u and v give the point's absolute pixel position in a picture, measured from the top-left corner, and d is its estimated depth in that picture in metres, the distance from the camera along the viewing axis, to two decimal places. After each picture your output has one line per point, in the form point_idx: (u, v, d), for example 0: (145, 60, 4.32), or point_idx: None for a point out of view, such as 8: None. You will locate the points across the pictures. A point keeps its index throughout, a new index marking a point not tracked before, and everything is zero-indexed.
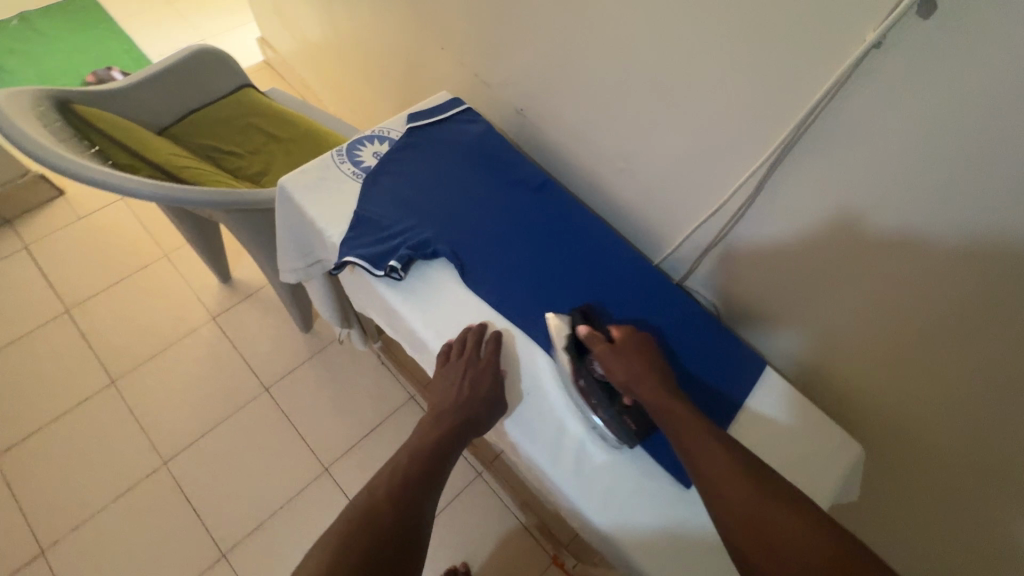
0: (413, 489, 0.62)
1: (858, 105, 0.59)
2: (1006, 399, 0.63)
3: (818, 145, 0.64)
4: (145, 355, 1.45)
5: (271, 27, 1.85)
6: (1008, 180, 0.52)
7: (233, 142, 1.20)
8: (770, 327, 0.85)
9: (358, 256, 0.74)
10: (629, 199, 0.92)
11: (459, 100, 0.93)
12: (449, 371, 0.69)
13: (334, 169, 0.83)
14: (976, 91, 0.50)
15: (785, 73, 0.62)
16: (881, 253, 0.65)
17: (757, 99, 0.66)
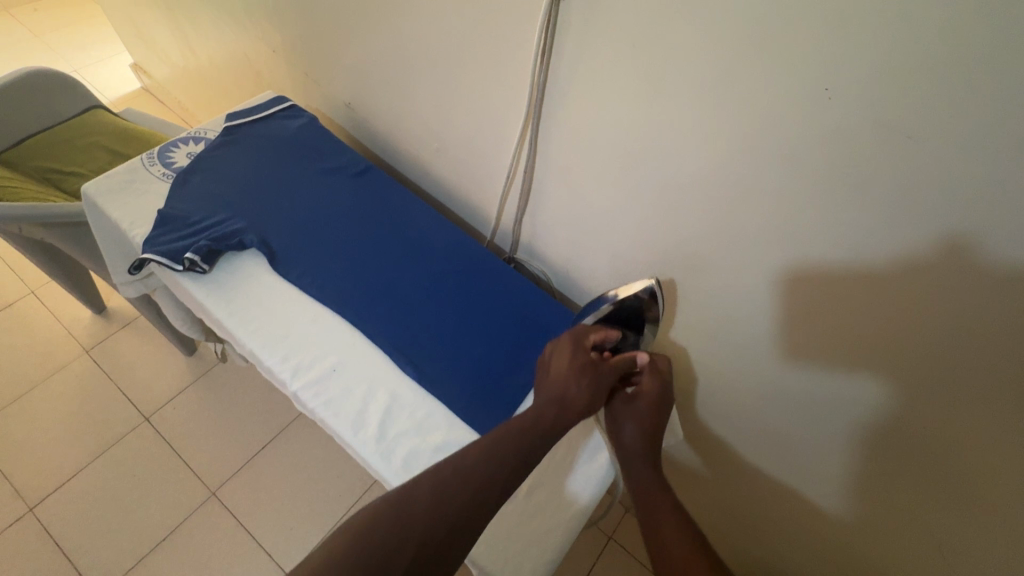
0: (462, 490, 0.51)
1: (578, 55, 0.63)
2: (887, 401, 0.63)
3: (561, 98, 0.69)
4: (8, 398, 1.36)
5: (140, 52, 1.82)
6: (693, 106, 0.57)
7: (75, 163, 1.18)
8: (592, 285, 0.89)
9: (156, 252, 0.73)
10: (456, 180, 0.95)
11: (281, 98, 0.95)
12: (564, 363, 0.63)
13: (143, 172, 0.82)
14: (644, 31, 0.56)
15: (521, 36, 0.67)
16: (641, 193, 0.70)
17: (511, 65, 0.71)
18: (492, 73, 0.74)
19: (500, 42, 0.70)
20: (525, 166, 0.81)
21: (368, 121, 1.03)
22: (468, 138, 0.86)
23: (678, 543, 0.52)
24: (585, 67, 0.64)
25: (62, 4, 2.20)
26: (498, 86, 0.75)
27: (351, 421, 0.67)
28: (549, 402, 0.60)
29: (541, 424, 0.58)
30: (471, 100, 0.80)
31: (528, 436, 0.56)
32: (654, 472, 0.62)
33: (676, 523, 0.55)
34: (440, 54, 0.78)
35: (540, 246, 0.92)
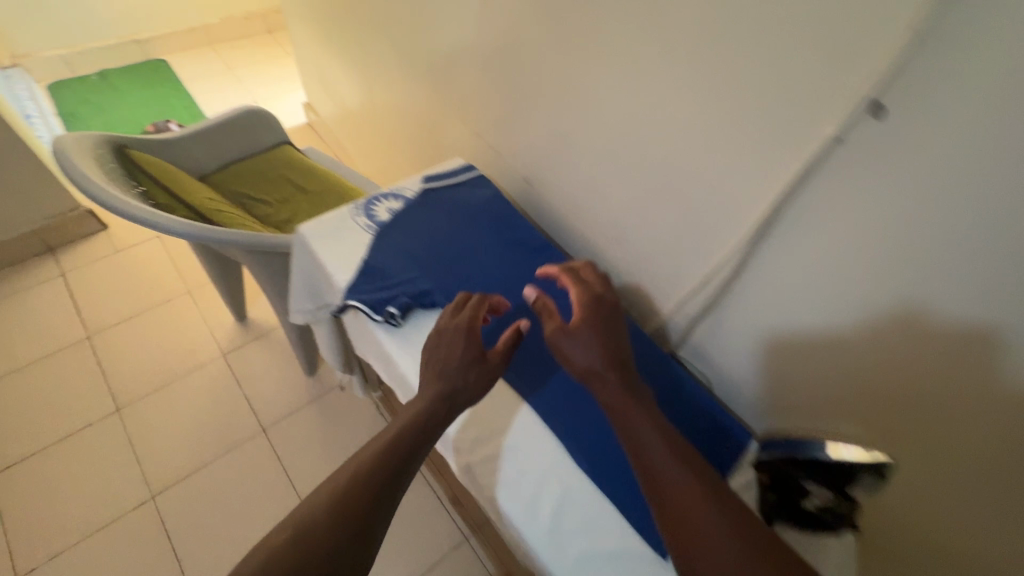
0: (364, 500, 0.53)
1: (807, 208, 0.60)
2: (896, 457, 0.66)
3: (791, 223, 0.62)
4: (153, 385, 1.49)
5: (315, 92, 2.05)
6: (985, 278, 0.48)
7: (265, 192, 1.32)
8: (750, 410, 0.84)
9: (360, 300, 0.79)
10: (625, 270, 0.92)
11: (471, 167, 1.02)
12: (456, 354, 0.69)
13: (350, 222, 0.90)
14: (944, 191, 0.48)
15: (765, 163, 0.61)
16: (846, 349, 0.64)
17: (715, 194, 0.69)
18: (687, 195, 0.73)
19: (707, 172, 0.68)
20: (720, 279, 0.75)
21: (541, 196, 1.05)
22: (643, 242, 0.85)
23: (653, 442, 0.54)
24: (811, 221, 0.60)
25: (255, 44, 2.55)
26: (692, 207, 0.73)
27: (524, 508, 0.66)
28: (441, 392, 0.66)
29: (430, 415, 0.64)
30: (657, 211, 0.79)
31: (419, 427, 0.62)
32: (624, 380, 0.61)
33: (673, 457, 0.53)
34: (636, 164, 0.79)
35: (708, 347, 0.84)
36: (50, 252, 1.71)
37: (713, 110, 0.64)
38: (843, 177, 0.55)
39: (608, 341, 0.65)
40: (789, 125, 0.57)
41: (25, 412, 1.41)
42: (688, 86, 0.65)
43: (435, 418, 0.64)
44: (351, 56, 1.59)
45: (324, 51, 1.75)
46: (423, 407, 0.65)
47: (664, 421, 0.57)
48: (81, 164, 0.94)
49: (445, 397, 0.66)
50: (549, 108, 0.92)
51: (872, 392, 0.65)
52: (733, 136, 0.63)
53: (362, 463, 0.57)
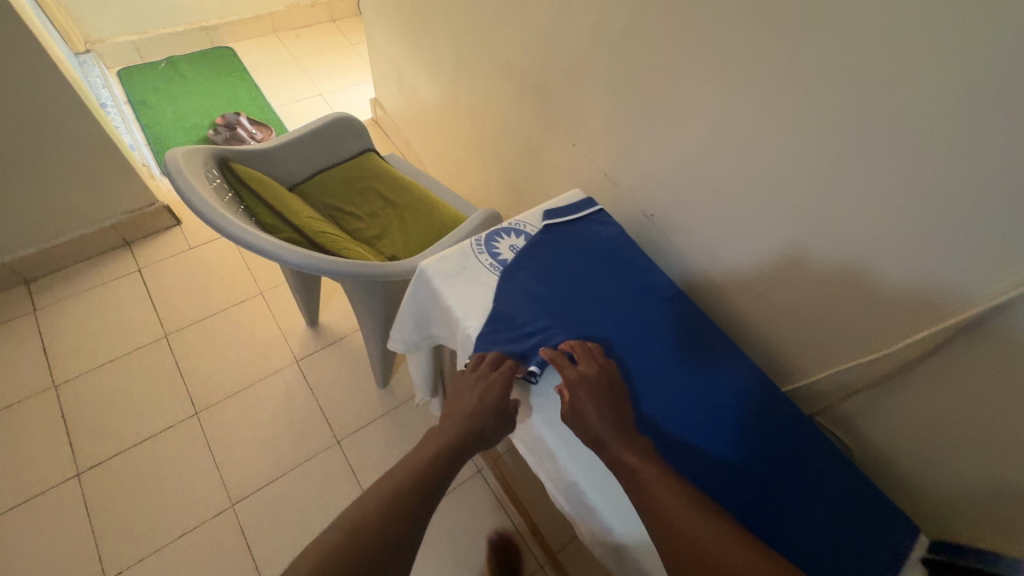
0: (401, 517, 0.64)
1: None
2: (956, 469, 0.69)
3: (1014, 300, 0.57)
4: (230, 390, 1.49)
5: (385, 90, 2.00)
6: None
7: (354, 205, 1.29)
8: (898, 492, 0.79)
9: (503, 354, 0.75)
10: (767, 326, 0.88)
11: (591, 201, 0.96)
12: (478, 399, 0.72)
13: (473, 260, 0.86)
14: None
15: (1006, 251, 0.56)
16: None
17: (930, 272, 0.63)
18: (887, 267, 0.67)
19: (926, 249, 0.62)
20: (900, 356, 0.70)
21: (661, 234, 0.99)
22: (804, 304, 0.80)
23: (652, 479, 0.61)
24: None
25: (317, 34, 2.51)
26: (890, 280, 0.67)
27: None
28: (461, 440, 0.73)
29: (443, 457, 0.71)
30: (836, 277, 0.74)
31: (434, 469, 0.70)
32: (615, 428, 0.66)
33: (675, 491, 0.59)
34: (819, 228, 0.73)
35: (857, 421, 0.80)
36: (125, 246, 1.72)
37: (954, 188, 0.58)
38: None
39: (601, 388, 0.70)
40: None
41: (109, 410, 1.42)
42: (926, 159, 0.59)
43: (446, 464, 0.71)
44: (438, 61, 1.53)
45: (405, 52, 1.69)
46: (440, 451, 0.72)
47: (664, 465, 0.63)
48: (196, 182, 0.91)
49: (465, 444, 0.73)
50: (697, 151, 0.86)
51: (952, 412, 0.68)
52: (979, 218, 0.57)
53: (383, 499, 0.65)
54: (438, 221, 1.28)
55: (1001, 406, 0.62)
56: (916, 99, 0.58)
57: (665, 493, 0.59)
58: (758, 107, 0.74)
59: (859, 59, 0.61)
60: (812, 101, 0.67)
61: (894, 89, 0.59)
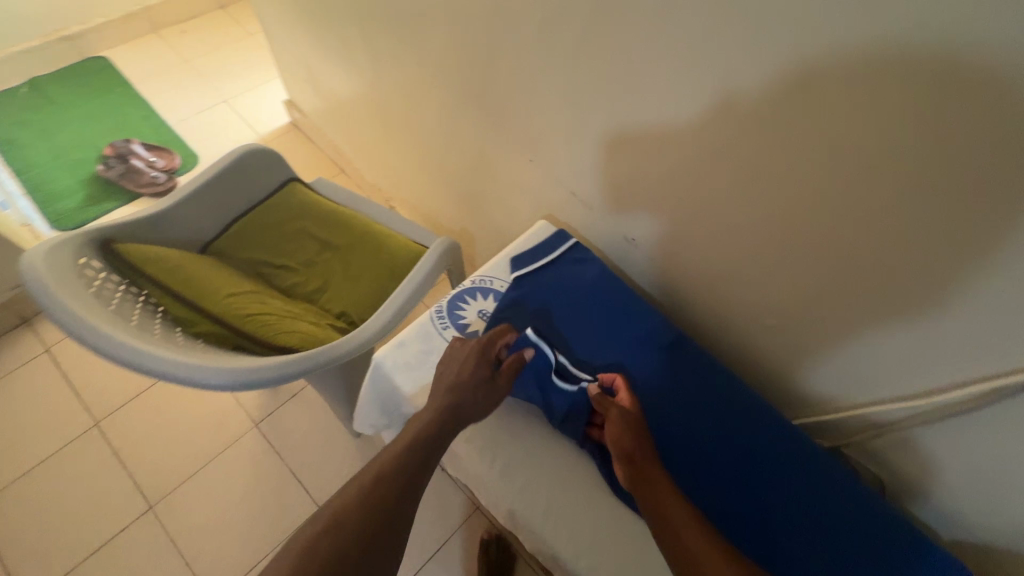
0: (385, 498, 0.53)
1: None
2: (989, 487, 0.64)
3: None
4: (185, 472, 1.32)
5: (298, 90, 1.72)
6: None
7: (285, 256, 1.10)
8: (940, 523, 0.72)
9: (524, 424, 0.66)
10: (776, 355, 0.79)
11: (564, 233, 0.82)
12: (464, 369, 0.63)
13: (438, 339, 0.72)
14: None
15: None
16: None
17: (993, 319, 0.54)
18: (939, 309, 0.58)
19: (994, 294, 0.53)
20: (949, 398, 0.61)
21: (649, 255, 0.87)
22: (827, 334, 0.70)
23: (676, 511, 0.54)
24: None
25: (207, 26, 2.15)
26: (942, 322, 0.58)
27: None
28: (443, 417, 0.60)
29: (426, 437, 0.58)
30: (867, 311, 0.64)
31: (417, 453, 0.57)
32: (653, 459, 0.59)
33: (699, 526, 0.53)
34: (844, 257, 0.62)
35: (890, 454, 0.72)
36: (25, 324, 1.47)
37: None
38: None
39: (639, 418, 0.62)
40: None
41: (46, 525, 1.23)
42: (982, 186, 0.48)
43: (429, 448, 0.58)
44: (354, 60, 1.30)
45: (313, 49, 1.44)
46: (424, 430, 0.58)
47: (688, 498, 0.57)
48: (67, 290, 0.71)
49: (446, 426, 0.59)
50: (689, 172, 0.72)
51: (989, 439, 0.61)
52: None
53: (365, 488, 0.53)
54: (387, 259, 1.11)
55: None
56: (983, 130, 0.45)
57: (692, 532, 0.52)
58: (766, 130, 0.60)
59: (895, 77, 0.48)
60: (837, 126, 0.54)
61: (947, 118, 0.47)
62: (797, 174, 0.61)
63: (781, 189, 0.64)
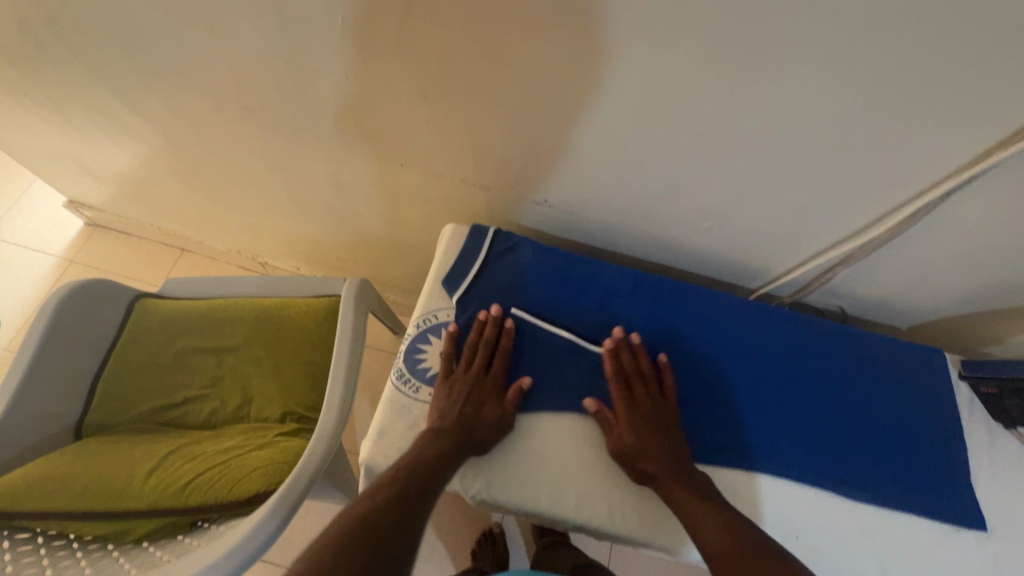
0: (408, 496, 0.53)
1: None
2: (925, 275, 0.72)
3: (993, 138, 0.53)
4: None
5: (75, 186, 1.39)
6: None
7: (183, 386, 0.92)
8: (896, 319, 0.82)
9: (559, 434, 0.64)
10: (717, 247, 0.81)
11: (478, 228, 0.75)
12: (467, 377, 0.64)
13: (417, 405, 0.64)
14: None
15: (967, 97, 0.50)
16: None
17: (907, 148, 0.57)
18: (859, 156, 0.60)
19: (906, 127, 0.55)
20: (879, 226, 0.66)
21: (563, 206, 0.84)
22: (757, 214, 0.72)
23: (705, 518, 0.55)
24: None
25: None
26: (863, 167, 0.61)
27: (840, 550, 0.63)
28: (456, 429, 0.60)
29: (441, 450, 0.58)
30: (789, 181, 0.66)
31: (437, 462, 0.57)
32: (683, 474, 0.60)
33: (714, 516, 0.55)
34: (755, 143, 0.62)
35: (840, 286, 0.79)
36: None
37: (933, 63, 0.48)
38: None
39: (652, 424, 0.62)
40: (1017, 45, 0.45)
41: None
42: (864, 38, 0.48)
43: (445, 460, 0.57)
44: (132, 133, 1.05)
45: (67, 137, 1.14)
46: (440, 444, 0.58)
47: (715, 497, 0.58)
48: None
49: (458, 439, 0.59)
50: (580, 117, 0.67)
51: (918, 241, 0.67)
52: (964, 85, 0.49)
53: (388, 497, 0.52)
54: (299, 331, 0.97)
55: (966, 219, 0.62)
56: None
57: (704, 515, 0.56)
58: (646, 52, 0.55)
59: None
60: (714, 30, 0.51)
61: None
62: (690, 86, 0.58)
63: (677, 104, 0.61)
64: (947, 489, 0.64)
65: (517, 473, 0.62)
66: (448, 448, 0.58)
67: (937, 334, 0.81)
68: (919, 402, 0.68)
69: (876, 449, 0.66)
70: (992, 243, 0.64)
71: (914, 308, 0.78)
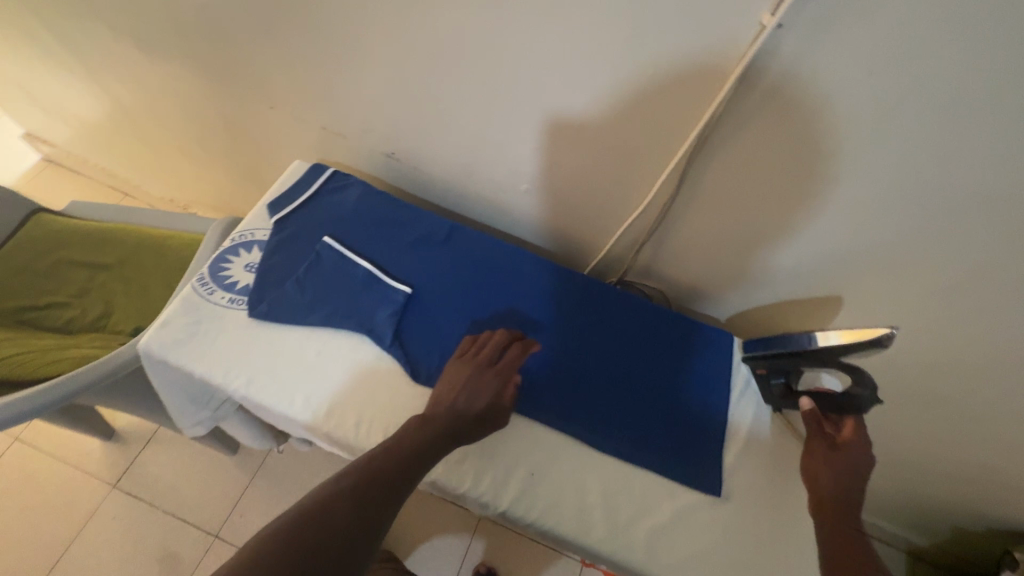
0: (383, 485, 0.52)
1: (773, 114, 0.55)
2: (721, 258, 0.75)
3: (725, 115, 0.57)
4: (41, 569, 1.16)
5: (29, 122, 1.49)
6: (889, 95, 0.48)
7: (50, 293, 0.97)
8: (714, 307, 0.85)
9: (332, 349, 0.67)
10: (549, 216, 0.85)
11: (319, 166, 0.81)
12: (464, 376, 0.62)
13: (206, 305, 0.68)
14: (865, 31, 0.45)
15: (689, 69, 0.55)
16: (823, 239, 0.65)
17: (658, 115, 0.61)
18: (623, 123, 0.64)
19: (638, 88, 0.60)
20: (664, 199, 0.70)
21: (416, 164, 0.89)
22: (570, 183, 0.77)
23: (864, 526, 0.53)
24: (772, 127, 0.56)
25: None
26: (623, 132, 0.65)
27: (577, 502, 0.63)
28: (444, 424, 0.58)
29: (423, 446, 0.56)
30: (582, 147, 0.70)
31: (414, 456, 0.55)
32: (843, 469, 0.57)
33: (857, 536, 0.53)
34: (543, 106, 0.68)
35: (657, 267, 0.82)
36: None
37: (647, 29, 0.54)
38: (805, 70, 0.50)
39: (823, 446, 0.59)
40: (704, 15, 0.50)
41: None
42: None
43: (426, 452, 0.56)
44: (63, 68, 1.14)
45: (15, 69, 1.24)
46: (418, 438, 0.57)
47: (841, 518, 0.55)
48: None
49: (441, 439, 0.57)
50: (401, 64, 0.73)
51: (706, 220, 0.71)
52: (681, 54, 0.54)
53: (359, 482, 0.51)
54: (170, 259, 1.01)
55: (736, 198, 0.66)
56: None
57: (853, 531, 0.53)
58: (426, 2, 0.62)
59: None
60: None
61: None
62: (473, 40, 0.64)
63: (467, 57, 0.67)
64: (695, 456, 0.65)
65: (277, 374, 0.65)
66: (431, 445, 0.56)
67: (754, 327, 0.83)
68: (691, 375, 0.70)
69: (640, 410, 0.68)
70: (764, 225, 0.67)
71: (727, 296, 0.81)
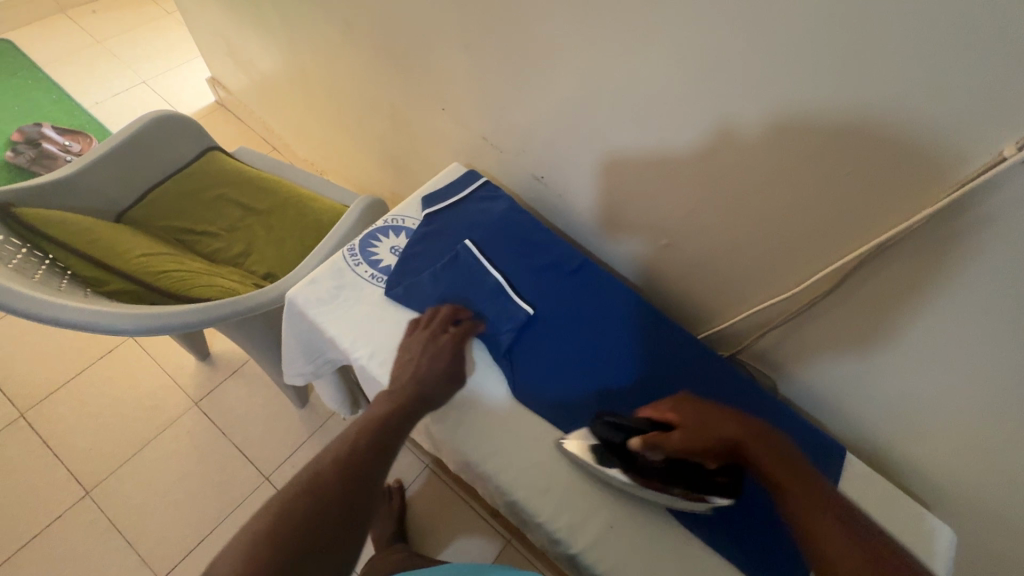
0: (372, 452, 0.55)
1: (975, 250, 0.51)
2: (852, 368, 0.71)
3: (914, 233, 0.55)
4: (119, 456, 1.28)
5: (219, 68, 1.69)
6: None
7: (206, 221, 1.09)
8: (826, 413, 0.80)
9: None
10: (676, 274, 0.84)
11: (474, 173, 0.86)
12: (414, 350, 0.66)
13: (350, 274, 0.74)
14: None
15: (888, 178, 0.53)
16: (985, 389, 0.59)
17: (835, 213, 0.60)
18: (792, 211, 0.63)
19: (824, 184, 0.59)
20: (811, 293, 0.68)
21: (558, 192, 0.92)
22: (711, 250, 0.76)
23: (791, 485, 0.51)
24: (967, 263, 0.53)
25: (121, 16, 2.10)
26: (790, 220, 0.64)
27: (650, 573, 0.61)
28: (411, 395, 0.62)
29: (398, 414, 0.59)
30: (738, 221, 0.70)
31: (393, 424, 0.58)
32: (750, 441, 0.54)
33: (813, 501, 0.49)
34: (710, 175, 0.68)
35: (776, 355, 0.79)
36: None
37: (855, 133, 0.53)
38: None
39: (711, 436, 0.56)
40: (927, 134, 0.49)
41: None
42: (797, 87, 0.54)
43: (402, 420, 0.59)
44: (268, 33, 1.30)
45: (227, 25, 1.42)
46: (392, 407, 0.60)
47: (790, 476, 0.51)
48: None
49: (415, 407, 0.61)
50: (580, 102, 0.76)
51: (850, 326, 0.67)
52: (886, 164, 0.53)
53: (349, 452, 0.53)
54: (310, 218, 1.10)
55: (893, 315, 0.62)
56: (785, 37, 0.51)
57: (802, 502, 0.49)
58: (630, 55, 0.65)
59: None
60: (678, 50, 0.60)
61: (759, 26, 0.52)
62: (662, 99, 0.66)
63: (649, 113, 0.69)
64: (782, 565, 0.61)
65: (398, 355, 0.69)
66: (403, 413, 0.60)
67: (865, 445, 0.78)
68: None
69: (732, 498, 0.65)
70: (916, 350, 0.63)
71: (845, 407, 0.76)
